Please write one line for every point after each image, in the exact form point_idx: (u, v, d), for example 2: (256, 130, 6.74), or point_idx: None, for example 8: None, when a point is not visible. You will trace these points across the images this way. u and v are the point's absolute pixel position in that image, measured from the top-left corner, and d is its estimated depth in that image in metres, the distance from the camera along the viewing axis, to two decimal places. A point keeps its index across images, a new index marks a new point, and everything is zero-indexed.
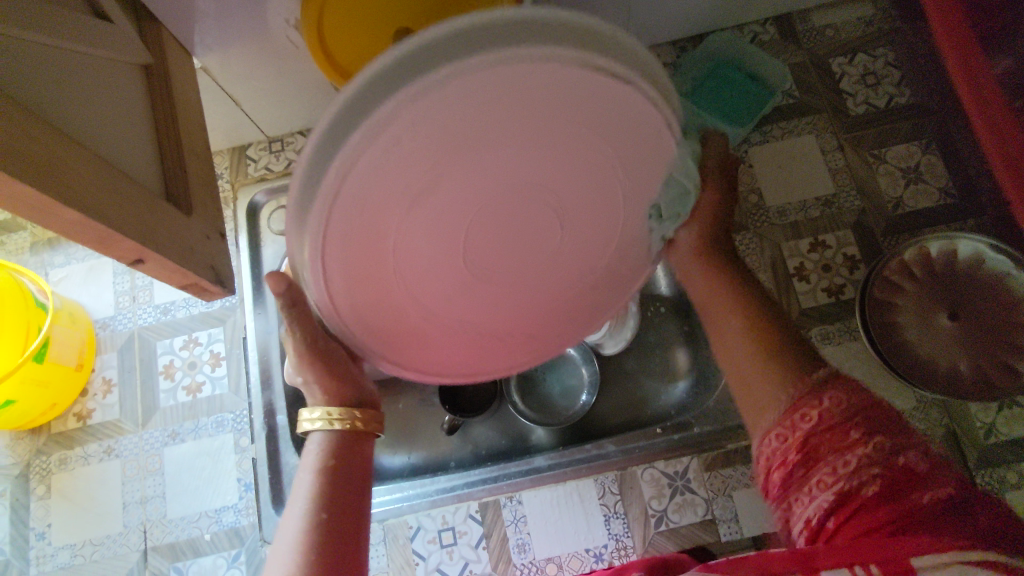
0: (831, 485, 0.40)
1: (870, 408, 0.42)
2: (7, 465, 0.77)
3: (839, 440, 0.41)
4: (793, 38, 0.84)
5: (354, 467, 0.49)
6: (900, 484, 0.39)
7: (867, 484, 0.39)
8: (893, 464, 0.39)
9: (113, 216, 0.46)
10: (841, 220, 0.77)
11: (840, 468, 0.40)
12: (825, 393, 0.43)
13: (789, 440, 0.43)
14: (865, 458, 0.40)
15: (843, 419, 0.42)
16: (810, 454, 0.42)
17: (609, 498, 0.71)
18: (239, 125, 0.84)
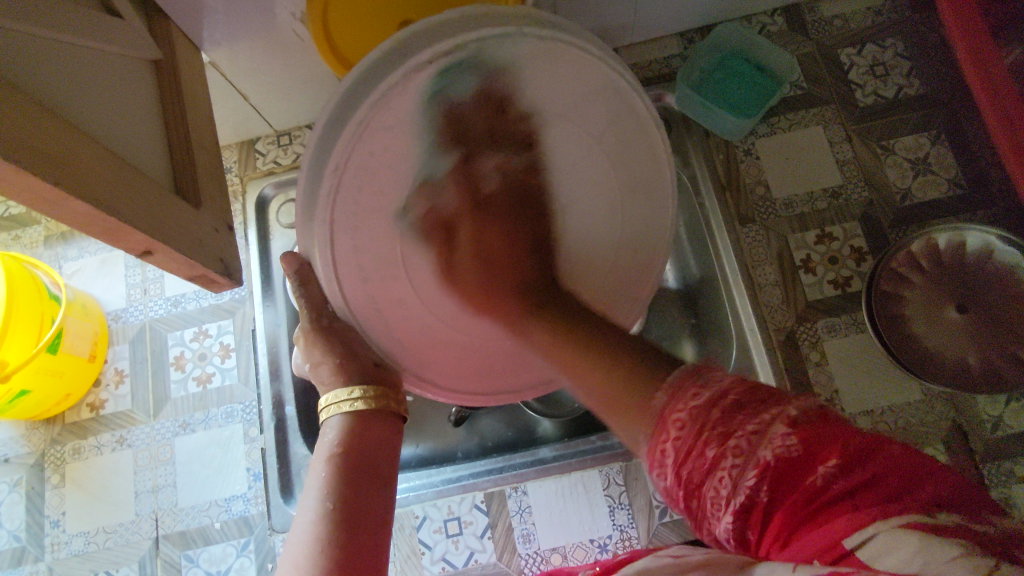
0: (725, 508, 0.31)
1: (723, 398, 0.32)
2: (23, 454, 0.79)
3: (703, 458, 0.31)
4: (801, 29, 0.84)
5: (364, 451, 0.47)
6: (784, 474, 0.30)
7: (759, 492, 0.30)
8: (767, 457, 0.30)
9: (123, 207, 0.47)
10: (848, 211, 0.77)
11: (721, 493, 0.31)
12: (668, 417, 0.33)
13: (666, 477, 0.33)
14: (741, 468, 0.31)
15: (699, 431, 0.32)
16: (689, 485, 0.32)
17: (614, 489, 0.72)
18: (248, 119, 0.85)
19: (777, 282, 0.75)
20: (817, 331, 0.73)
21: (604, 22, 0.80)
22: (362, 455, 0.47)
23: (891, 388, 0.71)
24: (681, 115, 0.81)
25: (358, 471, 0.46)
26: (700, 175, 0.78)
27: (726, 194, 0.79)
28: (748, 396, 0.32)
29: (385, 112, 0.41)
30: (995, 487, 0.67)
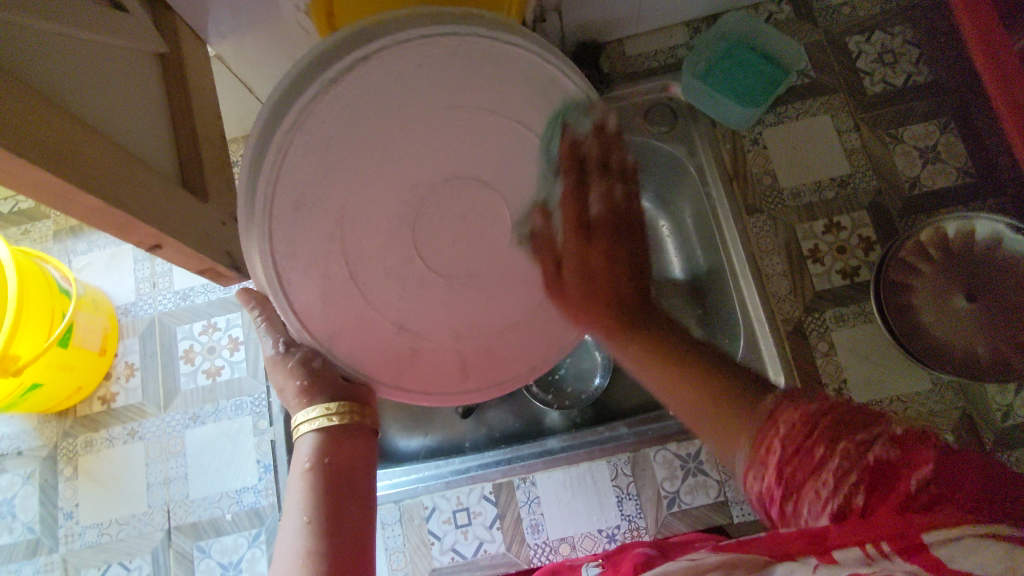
0: (822, 508, 0.32)
1: (825, 408, 0.34)
2: (36, 447, 0.80)
3: (809, 456, 0.33)
4: (808, 17, 0.83)
5: (338, 472, 0.47)
6: (884, 482, 0.31)
7: (856, 495, 0.31)
8: (872, 462, 0.32)
9: (133, 202, 0.47)
10: (856, 201, 0.77)
11: (823, 490, 0.32)
12: (778, 418, 0.35)
13: (765, 476, 0.35)
14: (845, 468, 0.32)
15: (806, 434, 0.34)
16: (788, 483, 0.34)
17: (622, 480, 0.72)
18: (254, 112, 0.85)
19: (785, 271, 0.75)
20: (824, 321, 0.73)
21: (610, 12, 0.80)
22: (335, 477, 0.47)
23: (900, 377, 0.70)
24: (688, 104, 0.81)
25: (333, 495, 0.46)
26: (707, 165, 0.77)
27: (733, 184, 0.79)
28: (850, 413, 0.34)
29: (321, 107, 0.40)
30: None
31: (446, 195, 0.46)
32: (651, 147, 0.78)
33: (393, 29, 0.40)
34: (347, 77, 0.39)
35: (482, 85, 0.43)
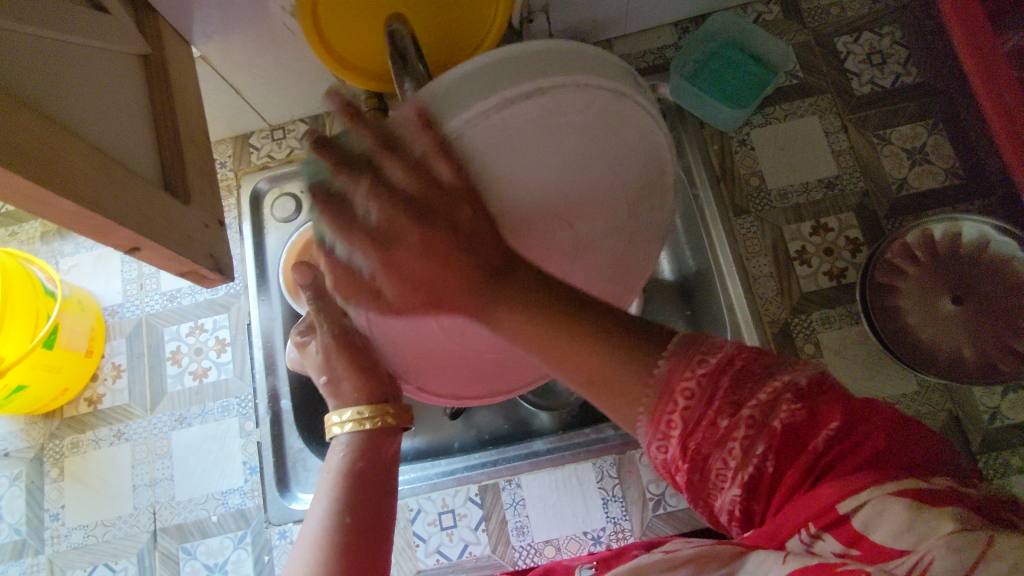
0: (732, 477, 0.33)
1: (726, 367, 0.32)
2: (22, 448, 0.79)
3: (714, 429, 0.32)
4: (797, 17, 0.83)
5: (373, 473, 0.48)
6: (791, 447, 0.31)
7: (765, 462, 0.32)
8: (777, 430, 0.31)
9: (111, 204, 0.47)
10: (844, 202, 0.76)
11: (731, 461, 0.32)
12: (675, 387, 0.33)
13: (671, 451, 0.34)
14: (751, 436, 0.32)
15: (705, 409, 0.32)
16: (696, 456, 0.33)
17: (608, 482, 0.72)
18: (242, 113, 0.85)
19: (772, 273, 0.75)
20: (811, 323, 0.73)
21: (596, 12, 0.80)
22: (370, 477, 0.47)
23: (886, 379, 0.70)
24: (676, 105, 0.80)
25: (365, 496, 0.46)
26: (694, 165, 0.78)
27: (721, 186, 0.79)
28: (755, 362, 0.33)
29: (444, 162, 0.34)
30: (991, 479, 0.67)
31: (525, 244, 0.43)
32: None
33: (531, 74, 0.35)
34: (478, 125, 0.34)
35: (589, 138, 0.39)
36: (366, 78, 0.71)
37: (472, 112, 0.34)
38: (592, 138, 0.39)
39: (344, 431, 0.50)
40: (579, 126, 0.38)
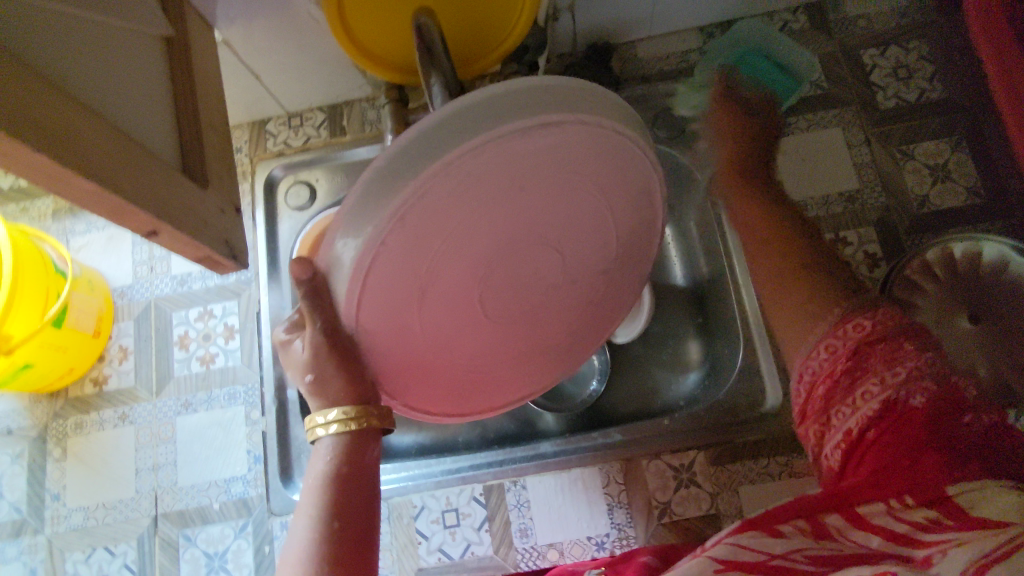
0: (877, 394, 0.48)
1: (907, 329, 0.52)
2: (26, 427, 0.79)
3: (892, 348, 0.50)
4: (824, 28, 0.82)
5: (357, 482, 0.46)
6: (938, 412, 0.46)
7: (914, 395, 0.47)
8: (941, 383, 0.47)
9: (130, 187, 0.46)
10: (864, 216, 0.76)
11: (889, 379, 0.48)
12: (852, 318, 0.53)
13: (840, 351, 0.52)
14: (913, 372, 0.48)
15: (883, 334, 0.51)
16: (858, 363, 0.50)
17: (614, 488, 0.71)
18: (260, 99, 0.84)
19: None
20: None
21: (622, 13, 0.79)
22: (352, 487, 0.46)
23: None
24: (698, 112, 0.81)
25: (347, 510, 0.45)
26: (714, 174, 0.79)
27: None
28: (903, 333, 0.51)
29: (467, 161, 0.37)
30: None
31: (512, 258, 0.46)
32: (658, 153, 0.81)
33: (558, 107, 0.38)
34: (498, 141, 0.37)
35: (585, 173, 0.43)
36: (388, 69, 0.73)
37: (496, 129, 0.37)
38: (589, 173, 0.43)
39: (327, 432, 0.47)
40: (582, 162, 0.42)
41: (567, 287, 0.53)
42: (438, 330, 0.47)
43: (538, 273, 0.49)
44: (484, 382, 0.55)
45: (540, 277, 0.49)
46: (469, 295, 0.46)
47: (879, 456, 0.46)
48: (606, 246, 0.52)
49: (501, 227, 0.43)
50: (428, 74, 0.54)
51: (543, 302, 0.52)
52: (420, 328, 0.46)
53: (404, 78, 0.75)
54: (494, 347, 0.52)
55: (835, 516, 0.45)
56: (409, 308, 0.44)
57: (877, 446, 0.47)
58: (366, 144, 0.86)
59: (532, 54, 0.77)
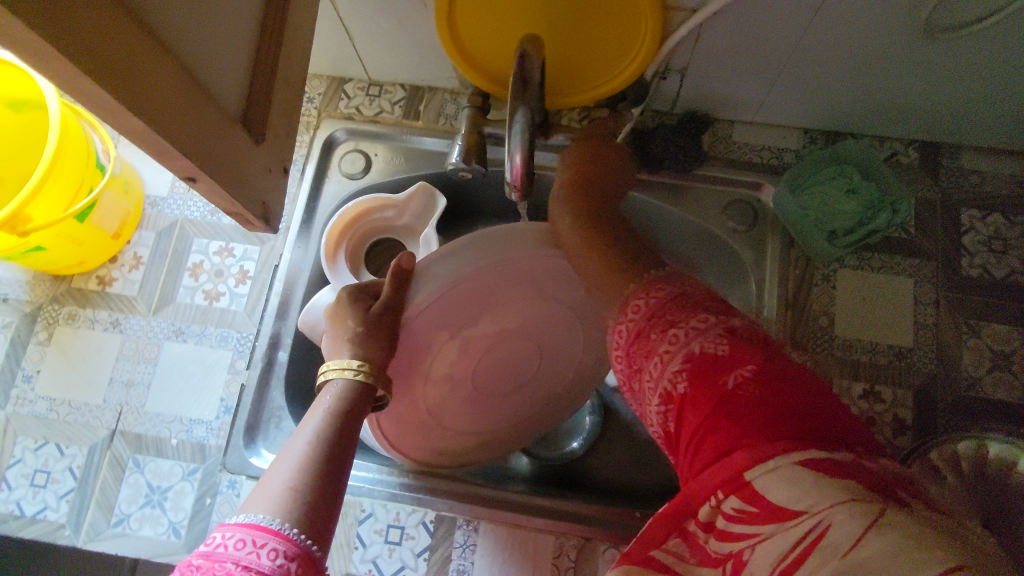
0: (654, 390, 0.42)
1: (672, 295, 0.45)
2: (22, 300, 0.79)
3: (654, 334, 0.43)
4: (932, 171, 0.77)
5: (353, 424, 0.50)
6: (706, 378, 0.39)
7: (680, 382, 0.40)
8: (700, 353, 0.40)
9: (177, 131, 0.44)
10: (907, 377, 0.71)
11: (654, 373, 0.42)
12: (631, 301, 0.46)
13: (623, 351, 0.46)
14: (673, 359, 0.41)
15: (650, 317, 0.44)
16: (634, 364, 0.45)
17: (564, 562, 0.69)
18: (347, 59, 0.82)
19: None
20: None
21: (731, 88, 0.75)
22: (345, 435, 0.48)
23: None
24: (773, 213, 0.77)
25: (336, 451, 0.47)
26: (769, 280, 0.75)
27: (789, 313, 0.74)
28: (672, 301, 0.44)
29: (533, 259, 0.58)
30: None
31: (495, 341, 0.63)
32: (721, 243, 0.78)
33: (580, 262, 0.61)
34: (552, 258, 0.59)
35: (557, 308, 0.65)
36: (478, 74, 0.71)
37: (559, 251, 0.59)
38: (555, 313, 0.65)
39: (332, 382, 0.52)
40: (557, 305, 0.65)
41: (512, 400, 0.72)
42: (433, 375, 0.62)
43: (512, 361, 0.68)
44: (439, 436, 0.68)
45: (510, 368, 0.68)
46: (469, 354, 0.63)
47: (688, 447, 0.40)
48: (543, 375, 0.72)
49: (509, 317, 0.62)
50: (514, 106, 0.51)
51: (498, 392, 0.69)
52: (427, 359, 0.60)
53: (492, 88, 0.73)
54: (454, 408, 0.67)
55: (692, 523, 0.38)
56: (439, 334, 0.58)
57: (683, 442, 0.41)
58: (435, 135, 0.83)
59: (627, 104, 0.74)
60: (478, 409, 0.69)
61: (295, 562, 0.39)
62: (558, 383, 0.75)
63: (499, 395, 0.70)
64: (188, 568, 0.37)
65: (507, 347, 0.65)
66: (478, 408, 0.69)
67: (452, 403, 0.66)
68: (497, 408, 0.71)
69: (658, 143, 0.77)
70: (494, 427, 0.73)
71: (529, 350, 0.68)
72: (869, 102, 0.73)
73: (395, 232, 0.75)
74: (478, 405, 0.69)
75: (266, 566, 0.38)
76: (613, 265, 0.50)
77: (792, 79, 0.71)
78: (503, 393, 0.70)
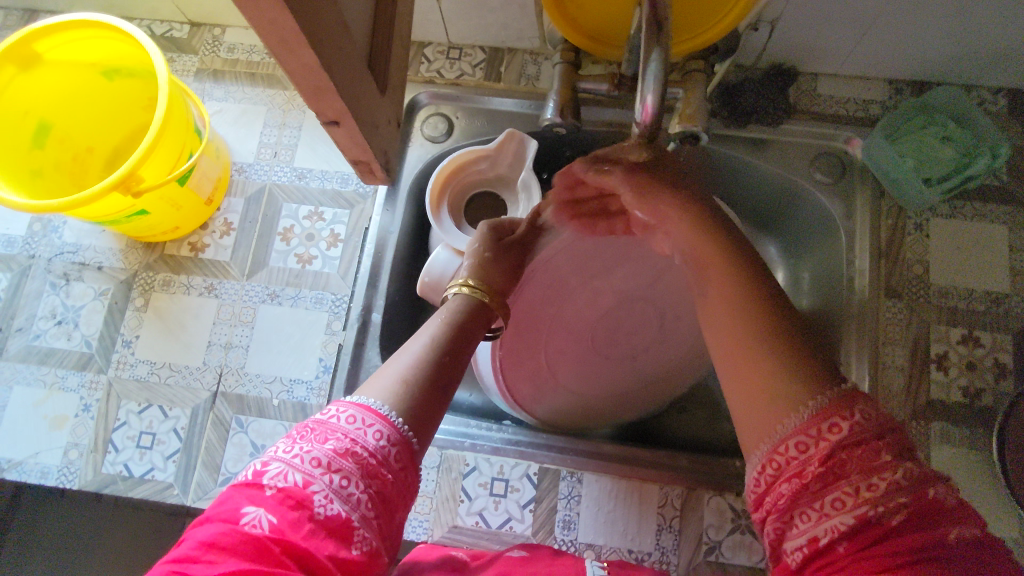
0: (851, 507, 0.39)
1: (892, 425, 0.42)
2: (117, 268, 0.80)
3: (872, 456, 0.40)
4: (1021, 119, 0.77)
5: (465, 337, 0.52)
6: (923, 519, 0.38)
7: (892, 514, 0.38)
8: (923, 497, 0.39)
9: (336, 69, 0.45)
10: (1005, 322, 0.72)
11: (864, 493, 0.39)
12: (855, 405, 0.41)
13: (812, 452, 0.41)
14: (891, 490, 0.39)
15: (870, 436, 0.41)
16: (832, 470, 0.40)
17: (669, 511, 0.70)
18: (429, 22, 0.81)
19: (904, 367, 0.70)
20: (929, 432, 0.68)
21: (822, 41, 0.75)
22: (455, 345, 0.50)
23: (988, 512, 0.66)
24: (863, 164, 0.77)
25: (446, 359, 0.48)
26: (860, 230, 0.75)
27: (882, 262, 0.74)
28: (888, 427, 0.41)
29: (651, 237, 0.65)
30: None
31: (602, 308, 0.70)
32: (808, 195, 0.78)
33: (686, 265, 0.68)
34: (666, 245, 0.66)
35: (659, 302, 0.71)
36: (573, 31, 0.70)
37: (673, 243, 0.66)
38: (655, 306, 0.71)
39: (453, 296, 0.56)
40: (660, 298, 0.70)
41: (616, 383, 0.76)
42: (551, 316, 0.70)
43: (622, 333, 0.73)
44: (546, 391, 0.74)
45: (625, 335, 0.73)
46: (593, 302, 0.71)
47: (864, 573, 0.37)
48: (649, 367, 0.76)
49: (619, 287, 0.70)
50: (649, 48, 0.50)
51: (604, 368, 0.74)
52: (550, 297, 0.69)
53: (586, 45, 0.71)
54: (568, 357, 0.73)
55: None
56: (571, 275, 0.69)
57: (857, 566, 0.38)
58: (516, 96, 0.83)
59: (718, 57, 0.73)
60: (586, 376, 0.74)
61: (396, 448, 0.41)
62: (658, 373, 0.77)
63: (607, 370, 0.75)
64: (304, 428, 0.42)
65: (614, 320, 0.71)
66: (586, 377, 0.74)
67: (566, 351, 0.72)
68: (604, 385, 0.76)
69: (748, 97, 0.77)
70: (599, 406, 0.78)
71: (634, 336, 0.73)
72: (963, 51, 0.73)
73: (489, 185, 0.76)
74: (586, 374, 0.74)
75: (371, 444, 0.41)
76: (785, 352, 0.45)
77: (888, 29, 0.71)
78: (609, 372, 0.75)
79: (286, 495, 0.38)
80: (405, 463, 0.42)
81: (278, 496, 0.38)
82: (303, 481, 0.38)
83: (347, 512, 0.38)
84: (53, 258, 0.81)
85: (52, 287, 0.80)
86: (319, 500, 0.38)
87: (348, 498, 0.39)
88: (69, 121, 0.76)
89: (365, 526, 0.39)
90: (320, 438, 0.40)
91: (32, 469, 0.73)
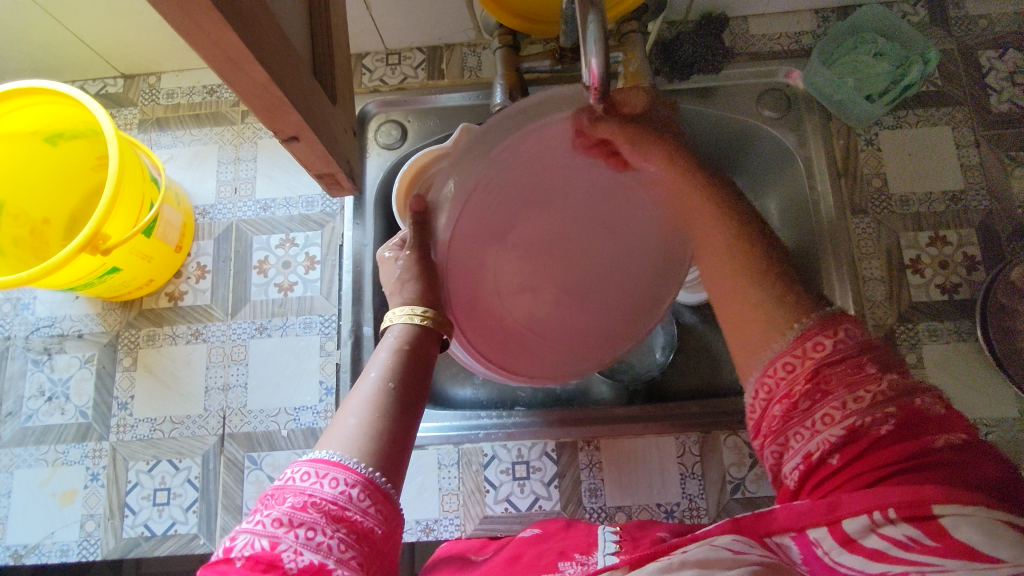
0: (841, 419, 0.39)
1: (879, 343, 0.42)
2: (97, 333, 0.79)
3: (855, 369, 0.40)
4: (944, 24, 0.81)
5: (422, 361, 0.50)
6: (913, 425, 0.38)
7: (881, 423, 0.38)
8: (911, 405, 0.39)
9: (288, 85, 0.45)
10: (966, 217, 0.75)
11: (852, 404, 0.39)
12: (840, 323, 0.42)
13: (798, 370, 0.41)
14: (878, 399, 0.39)
15: (853, 352, 0.41)
16: (820, 386, 0.40)
17: (689, 458, 0.71)
18: (363, 32, 0.82)
19: (882, 277, 0.73)
20: (917, 333, 0.71)
21: None
22: (411, 372, 0.48)
23: (986, 398, 0.69)
24: (808, 95, 0.79)
25: (402, 388, 0.46)
26: (817, 158, 0.77)
27: (842, 181, 0.77)
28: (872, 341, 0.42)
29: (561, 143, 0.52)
30: None
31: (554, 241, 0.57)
32: (761, 133, 0.80)
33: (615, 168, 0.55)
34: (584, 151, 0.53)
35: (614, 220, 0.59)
36: (504, 12, 0.71)
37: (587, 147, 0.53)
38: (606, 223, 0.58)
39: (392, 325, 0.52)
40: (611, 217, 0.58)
41: (599, 327, 0.65)
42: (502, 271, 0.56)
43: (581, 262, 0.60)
44: (534, 354, 0.62)
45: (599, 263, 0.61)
46: (537, 253, 0.57)
47: (858, 485, 0.38)
48: (627, 295, 0.65)
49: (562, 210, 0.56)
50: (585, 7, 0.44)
51: (578, 311, 0.63)
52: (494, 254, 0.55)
53: (520, 26, 0.72)
54: (547, 312, 0.61)
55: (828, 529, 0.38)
56: (490, 242, 0.54)
57: (851, 480, 0.38)
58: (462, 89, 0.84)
59: (650, 15, 0.74)
60: (566, 326, 0.63)
61: (359, 488, 0.39)
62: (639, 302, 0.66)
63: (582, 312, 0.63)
64: (265, 497, 0.39)
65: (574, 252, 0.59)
66: (565, 329, 0.63)
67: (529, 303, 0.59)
68: (587, 331, 0.64)
69: (685, 49, 0.79)
70: (593, 353, 0.67)
71: (603, 266, 0.61)
72: None
73: None
74: (563, 327, 0.63)
75: (329, 493, 0.39)
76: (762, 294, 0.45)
77: None
78: (586, 314, 0.63)
79: (256, 560, 0.36)
80: (375, 500, 0.40)
81: (249, 563, 0.35)
82: (270, 544, 0.36)
83: (321, 559, 0.36)
84: (30, 335, 0.79)
85: (35, 364, 0.79)
86: (289, 556, 0.36)
87: (319, 547, 0.36)
88: (19, 195, 0.75)
89: (342, 567, 0.36)
90: (277, 502, 0.38)
91: (51, 550, 0.72)
